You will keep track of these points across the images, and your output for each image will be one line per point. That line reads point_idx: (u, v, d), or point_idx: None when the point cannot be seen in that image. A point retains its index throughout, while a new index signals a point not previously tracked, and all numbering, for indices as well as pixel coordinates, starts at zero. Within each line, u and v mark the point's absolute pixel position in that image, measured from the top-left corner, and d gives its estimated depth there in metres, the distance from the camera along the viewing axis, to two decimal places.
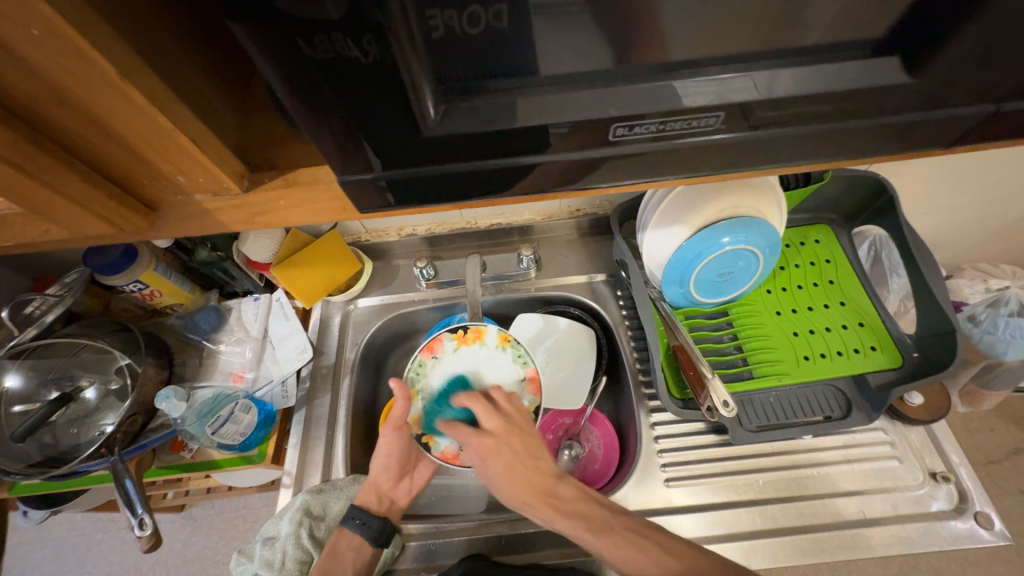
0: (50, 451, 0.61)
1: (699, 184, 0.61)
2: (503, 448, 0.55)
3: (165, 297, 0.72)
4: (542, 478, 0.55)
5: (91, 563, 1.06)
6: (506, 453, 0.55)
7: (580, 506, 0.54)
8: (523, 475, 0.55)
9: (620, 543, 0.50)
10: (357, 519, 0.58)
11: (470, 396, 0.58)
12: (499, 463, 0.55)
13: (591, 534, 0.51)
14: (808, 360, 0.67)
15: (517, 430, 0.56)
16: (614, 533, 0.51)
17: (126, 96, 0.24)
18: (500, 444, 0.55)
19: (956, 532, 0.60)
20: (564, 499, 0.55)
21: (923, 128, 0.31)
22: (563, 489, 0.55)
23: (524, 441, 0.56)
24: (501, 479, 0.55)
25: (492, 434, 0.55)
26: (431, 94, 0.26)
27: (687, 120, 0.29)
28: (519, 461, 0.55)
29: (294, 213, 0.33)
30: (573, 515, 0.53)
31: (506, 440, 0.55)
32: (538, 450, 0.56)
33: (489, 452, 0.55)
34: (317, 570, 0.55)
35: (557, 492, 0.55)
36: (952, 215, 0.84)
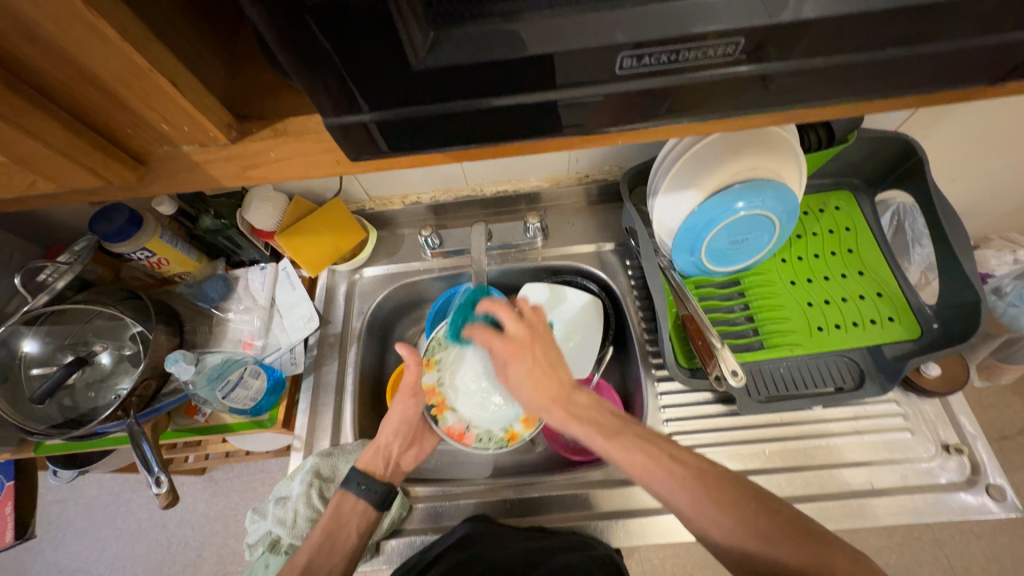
0: (70, 413, 0.62)
1: (714, 145, 0.58)
2: (525, 352, 0.58)
3: (173, 265, 0.72)
4: (560, 387, 0.57)
5: (121, 520, 1.13)
6: (528, 356, 0.58)
7: (594, 413, 0.55)
8: (541, 379, 0.57)
9: (627, 446, 0.51)
10: (364, 484, 0.58)
11: (493, 303, 0.61)
12: (520, 367, 0.58)
13: (600, 437, 0.52)
14: (821, 331, 0.65)
15: (539, 337, 0.59)
16: (624, 437, 0.52)
17: (98, 32, 0.22)
18: (523, 349, 0.58)
19: (965, 503, 0.59)
20: (580, 405, 0.56)
21: (964, 60, 0.28)
22: (581, 399, 0.57)
23: (545, 350, 0.59)
24: (522, 381, 0.59)
25: (514, 339, 0.58)
26: (419, 18, 0.24)
27: (702, 48, 0.26)
28: (540, 365, 0.58)
29: (285, 166, 0.32)
30: (585, 420, 0.54)
31: (528, 348, 0.58)
32: (558, 359, 0.59)
33: (512, 354, 0.59)
34: (320, 530, 0.57)
35: (572, 399, 0.56)
36: (986, 181, 0.79)
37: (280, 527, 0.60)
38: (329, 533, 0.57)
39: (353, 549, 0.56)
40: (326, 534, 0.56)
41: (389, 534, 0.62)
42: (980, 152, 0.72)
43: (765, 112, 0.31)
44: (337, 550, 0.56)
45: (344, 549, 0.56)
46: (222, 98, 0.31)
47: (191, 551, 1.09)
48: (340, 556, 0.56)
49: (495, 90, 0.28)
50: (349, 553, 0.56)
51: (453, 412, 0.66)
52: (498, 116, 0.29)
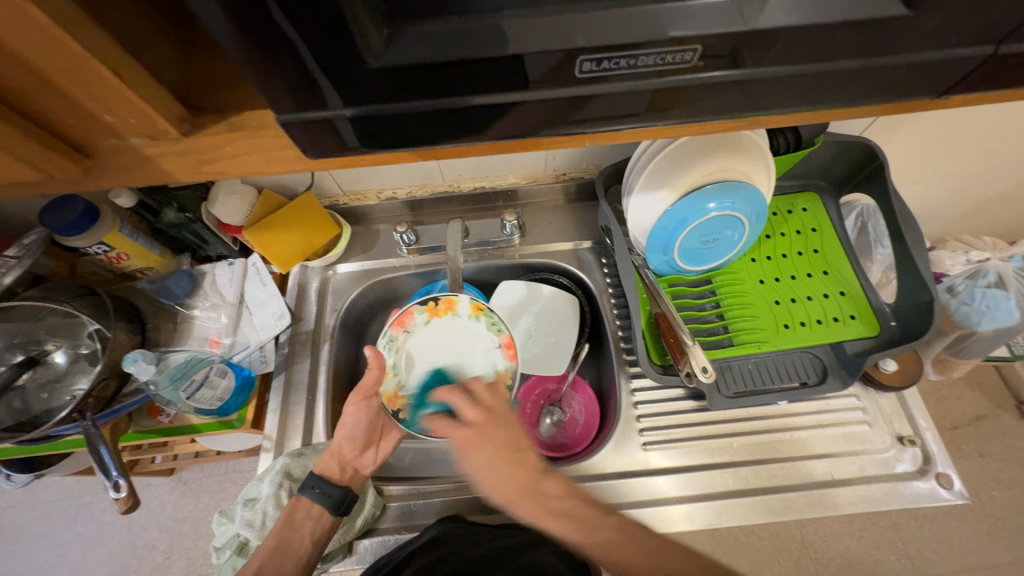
0: (21, 417, 0.59)
1: (686, 146, 0.59)
2: (482, 441, 0.53)
3: (133, 260, 0.69)
4: (526, 474, 0.52)
5: (83, 524, 1.08)
6: (486, 445, 0.53)
7: (566, 504, 0.51)
8: (504, 470, 0.52)
9: (604, 540, 0.49)
10: (318, 489, 0.57)
11: (448, 389, 0.57)
12: (478, 457, 0.52)
13: (575, 531, 0.49)
14: (787, 329, 0.67)
15: (496, 422, 0.55)
16: (601, 533, 0.49)
17: (27, 15, 0.21)
18: (482, 436, 0.53)
19: (917, 492, 0.62)
20: (550, 496, 0.51)
21: (914, 72, 0.29)
22: (549, 486, 0.52)
23: (503, 432, 0.54)
24: (483, 477, 0.52)
25: (473, 426, 0.54)
26: (371, 17, 0.24)
27: (663, 54, 0.27)
28: (501, 454, 0.52)
29: (245, 162, 0.31)
30: (560, 513, 0.50)
31: (487, 431, 0.53)
32: (520, 443, 0.54)
33: (469, 445, 0.53)
34: (272, 537, 0.55)
35: (542, 489, 0.51)
36: (942, 185, 0.82)
37: (248, 530, 0.59)
38: (280, 540, 0.55)
39: (308, 554, 0.55)
40: (279, 539, 0.54)
41: (362, 533, 0.61)
42: (937, 157, 0.75)
43: (729, 118, 0.32)
44: (291, 556, 0.54)
45: (296, 553, 0.54)
46: (174, 88, 0.30)
47: (159, 554, 1.05)
48: (291, 561, 0.53)
49: (459, 90, 0.27)
50: (304, 558, 0.54)
51: (421, 409, 0.62)
52: (462, 116, 0.29)
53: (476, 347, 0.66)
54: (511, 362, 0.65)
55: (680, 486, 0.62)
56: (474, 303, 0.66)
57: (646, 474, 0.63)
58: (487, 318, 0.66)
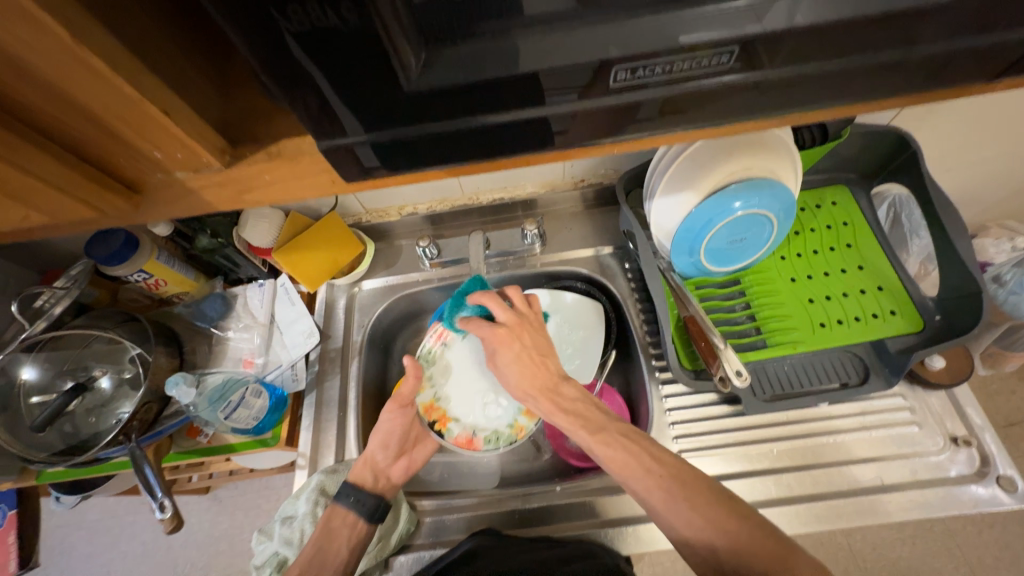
0: (71, 440, 0.62)
1: (709, 146, 0.58)
2: (513, 339, 0.56)
3: (170, 285, 0.72)
4: (549, 376, 0.55)
5: (126, 543, 1.12)
6: (517, 343, 0.56)
7: (579, 407, 0.54)
8: (527, 368, 0.55)
9: (609, 441, 0.50)
10: (353, 497, 0.58)
11: (484, 294, 0.59)
12: (506, 350, 0.56)
13: (583, 430, 0.52)
14: (824, 327, 0.65)
15: (527, 326, 0.57)
16: (606, 433, 0.51)
17: (87, 63, 0.22)
18: (514, 337, 0.56)
19: (977, 496, 0.59)
20: (567, 398, 0.54)
21: (953, 58, 0.28)
22: (567, 391, 0.55)
23: (534, 337, 0.57)
24: (508, 371, 0.56)
25: (505, 326, 0.56)
26: (411, 43, 0.24)
27: (695, 59, 0.26)
28: (527, 354, 0.56)
29: (282, 188, 0.32)
30: (571, 413, 0.53)
31: (518, 333, 0.56)
32: (546, 349, 0.57)
33: (500, 341, 0.56)
34: (311, 544, 0.56)
35: (559, 390, 0.55)
36: (980, 170, 0.79)
37: (287, 548, 0.59)
38: (319, 549, 0.56)
39: (345, 563, 0.55)
40: (316, 547, 0.55)
41: (398, 549, 0.61)
42: (972, 142, 0.73)
43: (757, 116, 0.31)
44: (329, 562, 0.55)
45: (335, 559, 0.55)
46: (214, 121, 0.31)
47: (197, 572, 1.08)
48: (331, 567, 0.54)
49: (492, 106, 0.28)
50: (341, 565, 0.55)
51: (457, 422, 0.61)
52: (494, 131, 0.29)
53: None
54: None
55: None
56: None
57: None
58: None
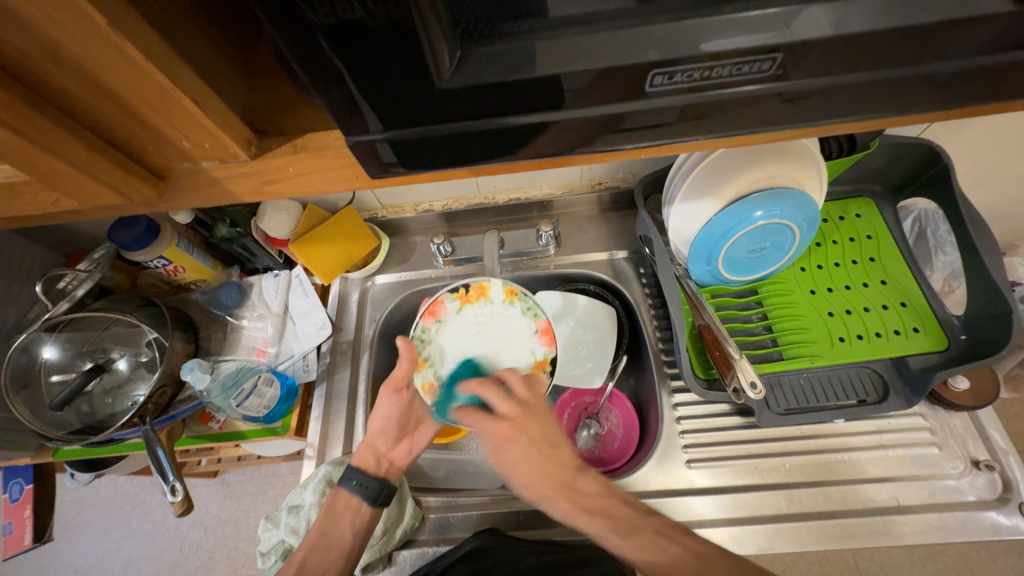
0: (88, 420, 0.63)
1: (732, 153, 0.57)
2: (519, 434, 0.56)
3: (188, 272, 0.73)
4: (561, 470, 0.54)
5: (135, 521, 1.14)
6: (524, 438, 0.55)
7: (602, 503, 0.52)
8: (539, 464, 0.54)
9: (645, 544, 0.47)
10: (355, 480, 0.58)
11: (482, 383, 0.60)
12: (515, 449, 0.55)
13: (615, 534, 0.49)
14: (842, 342, 0.63)
15: (533, 416, 0.57)
16: (641, 535, 0.48)
17: (121, 51, 0.22)
18: (518, 431, 0.56)
19: (997, 523, 0.57)
20: (586, 494, 0.52)
21: (996, 71, 0.27)
22: (583, 486, 0.53)
23: (540, 427, 0.56)
24: (517, 469, 0.55)
25: (508, 420, 0.56)
26: (446, 40, 0.24)
27: (735, 64, 0.26)
28: (537, 449, 0.55)
29: (305, 182, 0.32)
30: (597, 512, 0.51)
31: (522, 424, 0.56)
32: (556, 439, 0.56)
33: (505, 439, 0.56)
34: (316, 528, 0.56)
35: (576, 485, 0.53)
36: (1012, 187, 0.76)
37: (293, 536, 0.60)
38: (324, 531, 0.56)
39: (349, 546, 0.55)
40: (320, 532, 0.56)
41: (402, 543, 0.61)
42: (1007, 158, 0.70)
43: (790, 126, 0.31)
44: (333, 549, 0.55)
45: (339, 545, 0.55)
46: (242, 113, 0.32)
47: (203, 554, 1.09)
48: (335, 553, 0.55)
49: (519, 106, 0.27)
50: (345, 550, 0.55)
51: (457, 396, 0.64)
52: (522, 133, 0.29)
53: (512, 331, 0.68)
54: (548, 348, 0.67)
55: (727, 508, 0.59)
56: (506, 287, 0.69)
57: (690, 494, 0.61)
58: (522, 303, 0.68)
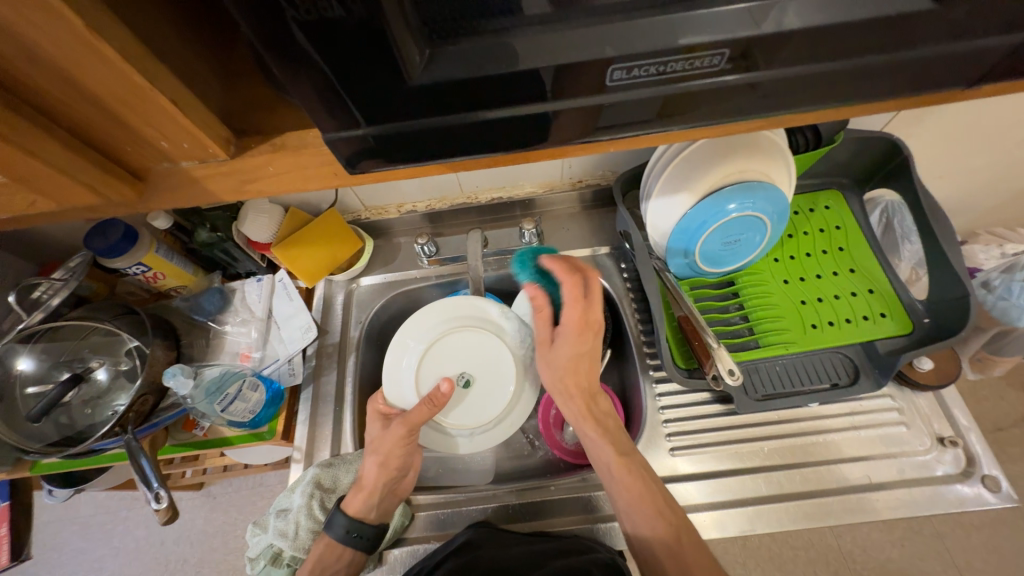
0: (67, 431, 0.62)
1: (706, 147, 0.59)
2: (587, 334, 0.62)
3: (169, 279, 0.72)
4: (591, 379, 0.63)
5: (118, 538, 1.11)
6: (588, 342, 0.62)
7: (608, 419, 0.62)
8: (579, 368, 0.62)
9: (632, 468, 0.56)
10: (352, 532, 0.57)
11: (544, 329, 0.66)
12: (571, 347, 0.61)
13: (613, 450, 0.58)
14: (815, 329, 0.66)
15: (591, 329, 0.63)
16: (633, 459, 0.57)
17: (98, 52, 0.23)
18: (586, 330, 0.62)
19: (961, 495, 0.60)
20: (601, 409, 0.62)
21: (941, 64, 0.29)
22: (601, 403, 0.63)
23: (594, 340, 0.63)
24: (567, 363, 0.62)
25: (585, 319, 0.62)
26: (413, 38, 0.25)
27: (691, 60, 0.28)
28: (588, 358, 0.63)
29: (285, 180, 0.33)
30: (600, 421, 0.61)
31: (590, 327, 0.62)
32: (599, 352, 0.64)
33: (575, 330, 0.62)
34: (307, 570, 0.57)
35: (597, 399, 0.63)
36: (972, 178, 0.81)
37: (281, 540, 0.60)
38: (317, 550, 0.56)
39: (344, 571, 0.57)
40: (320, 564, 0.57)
41: (392, 541, 0.61)
42: (963, 149, 0.74)
43: (751, 118, 0.32)
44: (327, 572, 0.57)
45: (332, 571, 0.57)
46: (220, 113, 0.32)
47: (189, 568, 1.07)
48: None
49: (490, 103, 0.29)
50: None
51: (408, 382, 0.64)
52: (493, 126, 0.30)
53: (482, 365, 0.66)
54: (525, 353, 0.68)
55: (710, 492, 0.61)
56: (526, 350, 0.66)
57: (674, 480, 0.62)
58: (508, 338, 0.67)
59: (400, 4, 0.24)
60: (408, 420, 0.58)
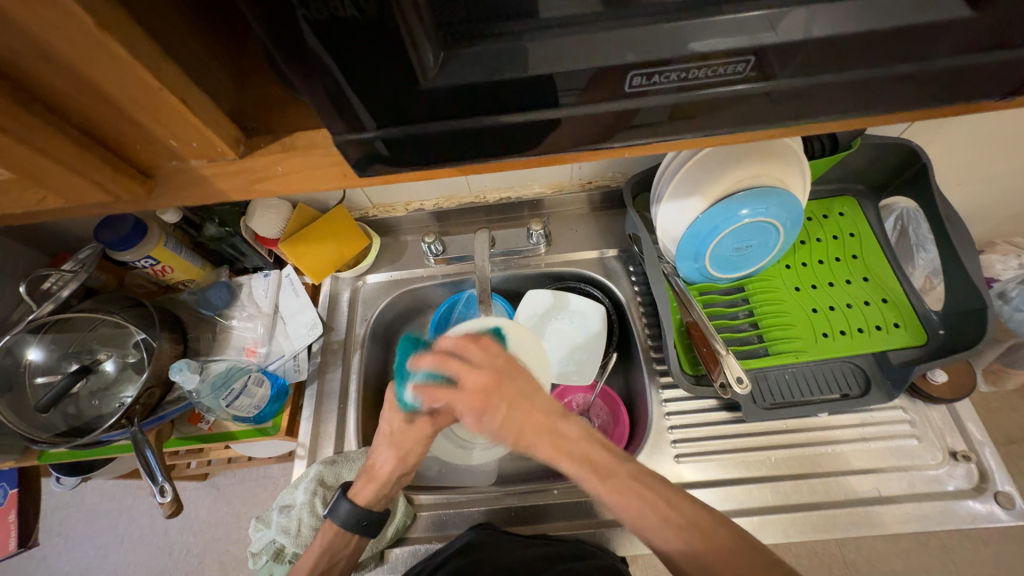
0: (74, 422, 0.62)
1: (719, 151, 0.58)
2: (494, 401, 0.48)
3: (176, 272, 0.72)
4: (541, 419, 0.48)
5: (123, 526, 1.12)
6: (506, 399, 0.48)
7: (585, 447, 0.48)
8: (512, 424, 0.48)
9: (620, 489, 0.46)
10: (365, 521, 0.55)
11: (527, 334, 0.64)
12: (490, 425, 0.48)
13: (593, 476, 0.46)
14: (826, 337, 0.65)
15: (506, 376, 0.49)
16: (616, 477, 0.46)
17: (108, 50, 0.23)
18: (493, 394, 0.48)
19: (973, 511, 0.59)
20: (568, 438, 0.48)
21: (971, 74, 0.28)
22: (567, 430, 0.48)
23: (515, 385, 0.49)
24: (500, 433, 0.48)
25: (479, 387, 0.48)
26: (427, 40, 0.25)
27: (712, 67, 0.27)
28: (515, 410, 0.48)
29: (294, 180, 0.33)
30: (576, 457, 0.47)
31: (495, 387, 0.48)
32: (530, 390, 0.49)
33: (482, 408, 0.48)
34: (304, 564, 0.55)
35: (559, 429, 0.48)
36: (991, 186, 0.79)
37: (284, 536, 0.60)
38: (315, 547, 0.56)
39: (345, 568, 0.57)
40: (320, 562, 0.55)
41: (394, 540, 0.61)
42: (983, 157, 0.72)
43: (771, 126, 0.32)
44: None
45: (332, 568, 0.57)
46: (230, 112, 0.32)
47: (192, 558, 1.08)
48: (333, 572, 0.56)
49: (505, 108, 0.28)
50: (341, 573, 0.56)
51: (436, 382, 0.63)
52: (506, 131, 0.30)
53: None
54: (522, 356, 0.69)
55: (715, 501, 0.61)
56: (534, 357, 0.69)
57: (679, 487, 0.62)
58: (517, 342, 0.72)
59: (415, 6, 0.23)
60: (436, 422, 0.57)
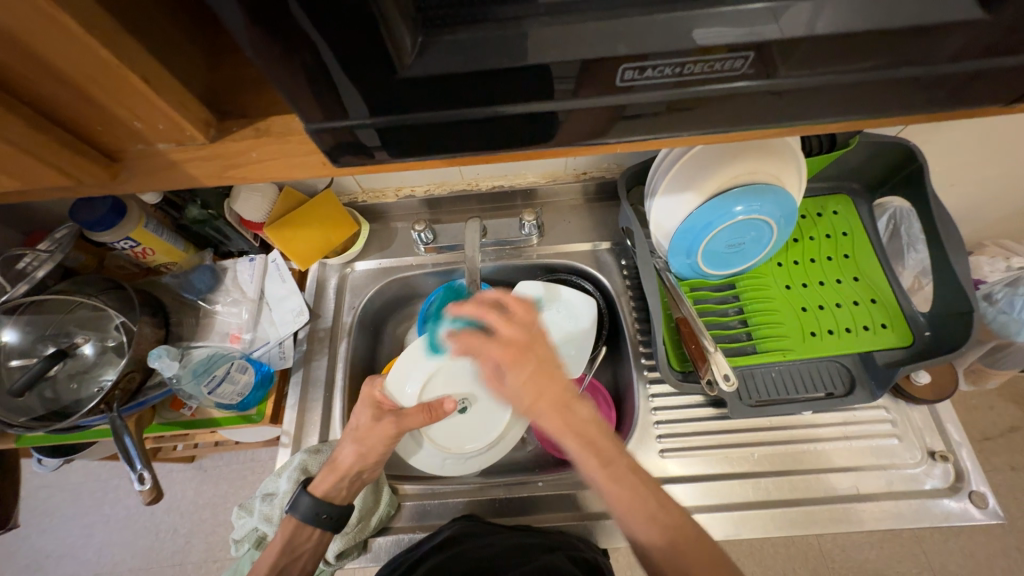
0: (53, 406, 0.61)
1: (715, 146, 0.57)
2: (525, 358, 0.49)
3: (158, 254, 0.70)
4: (562, 393, 0.48)
5: (109, 506, 1.12)
6: (530, 365, 0.48)
7: (591, 430, 0.47)
8: (532, 389, 0.48)
9: (618, 477, 0.46)
10: (323, 514, 0.55)
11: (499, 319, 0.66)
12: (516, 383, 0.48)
13: (594, 461, 0.46)
14: (814, 336, 0.65)
15: (536, 342, 0.50)
16: (616, 466, 0.46)
17: (57, 23, 0.21)
18: (523, 355, 0.49)
19: (948, 509, 0.60)
20: (579, 417, 0.47)
21: (975, 75, 0.27)
22: (579, 410, 0.48)
23: (544, 352, 0.49)
24: (521, 394, 0.48)
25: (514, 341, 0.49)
26: (406, 22, 0.23)
27: (709, 62, 0.26)
28: (541, 374, 0.48)
29: (269, 167, 0.31)
30: (580, 435, 0.47)
31: (529, 347, 0.49)
32: (556, 361, 0.49)
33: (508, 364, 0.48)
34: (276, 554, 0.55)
35: (572, 407, 0.48)
36: (984, 188, 0.79)
37: (266, 524, 0.60)
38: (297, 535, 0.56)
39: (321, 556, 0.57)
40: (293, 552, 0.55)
41: (377, 530, 0.61)
42: (978, 159, 0.72)
43: (767, 126, 0.31)
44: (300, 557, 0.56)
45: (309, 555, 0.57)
46: (200, 93, 0.30)
47: (179, 538, 1.08)
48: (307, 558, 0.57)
49: (490, 99, 0.27)
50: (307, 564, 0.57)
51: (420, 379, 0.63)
52: (492, 122, 0.28)
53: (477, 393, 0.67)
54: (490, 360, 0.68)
55: (697, 495, 0.61)
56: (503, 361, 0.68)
57: (662, 481, 0.62)
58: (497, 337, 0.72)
59: None
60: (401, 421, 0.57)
